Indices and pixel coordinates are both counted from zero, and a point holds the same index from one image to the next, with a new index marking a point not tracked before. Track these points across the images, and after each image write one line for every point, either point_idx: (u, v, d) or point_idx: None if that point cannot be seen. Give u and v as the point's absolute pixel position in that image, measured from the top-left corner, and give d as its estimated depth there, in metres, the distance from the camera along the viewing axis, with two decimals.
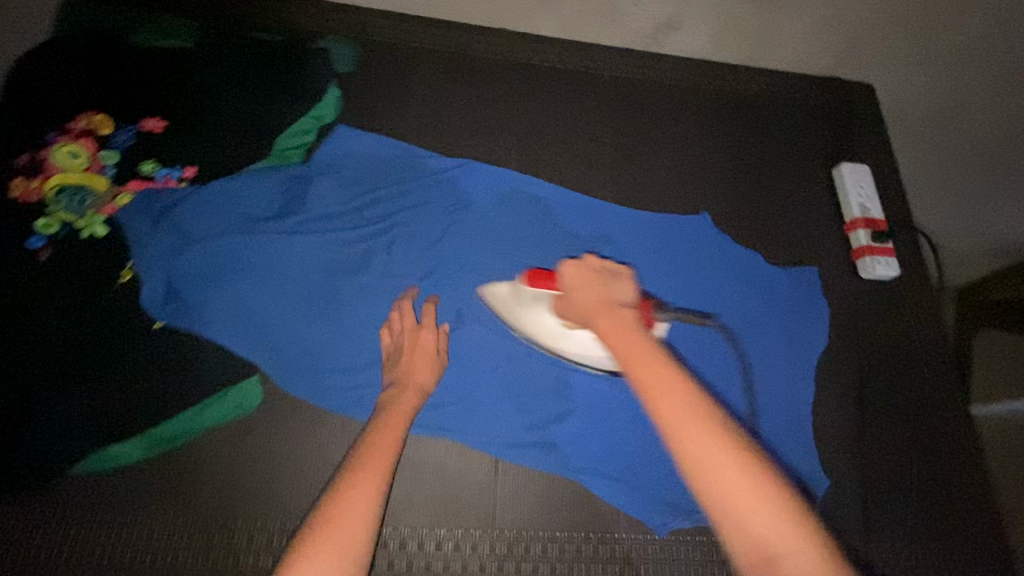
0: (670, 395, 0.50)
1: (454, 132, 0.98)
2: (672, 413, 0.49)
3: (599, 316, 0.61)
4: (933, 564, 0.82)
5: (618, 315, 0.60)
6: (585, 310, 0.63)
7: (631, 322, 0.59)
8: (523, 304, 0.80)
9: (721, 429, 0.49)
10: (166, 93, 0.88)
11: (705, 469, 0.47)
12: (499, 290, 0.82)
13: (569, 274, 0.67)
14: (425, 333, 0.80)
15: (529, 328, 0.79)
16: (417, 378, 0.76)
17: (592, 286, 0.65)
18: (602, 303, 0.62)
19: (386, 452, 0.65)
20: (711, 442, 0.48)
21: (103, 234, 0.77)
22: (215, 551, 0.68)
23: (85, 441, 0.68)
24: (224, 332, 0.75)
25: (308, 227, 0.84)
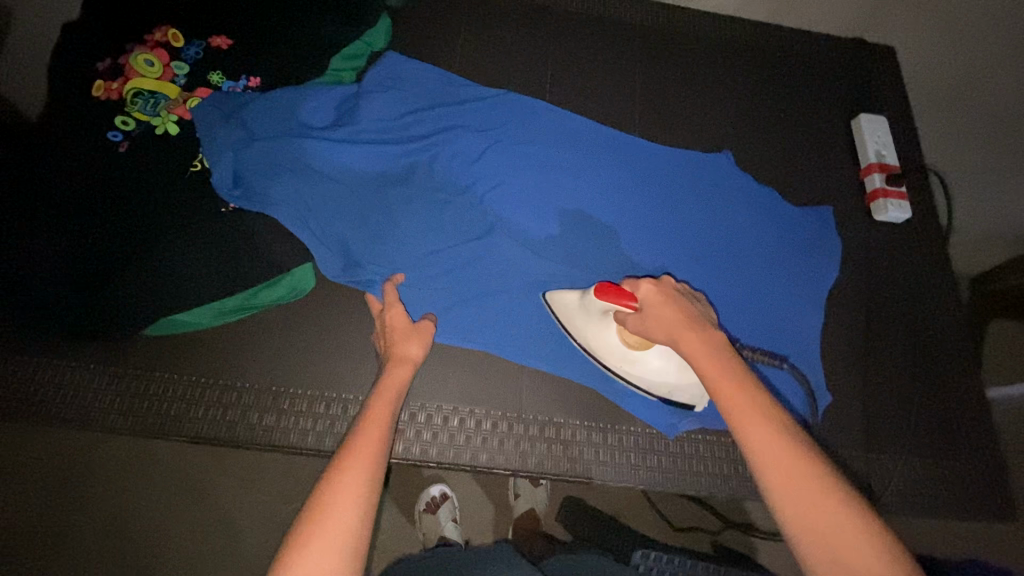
0: (763, 434, 0.52)
1: (493, 67, 1.03)
2: (769, 450, 0.52)
3: (685, 336, 0.61)
4: (927, 476, 0.90)
5: (705, 337, 0.61)
6: (666, 330, 0.63)
7: (724, 350, 0.60)
8: (587, 319, 0.78)
9: (819, 472, 0.51)
10: (232, 15, 0.96)
11: (811, 514, 0.49)
12: (567, 298, 0.81)
13: (649, 292, 0.66)
14: (394, 312, 0.80)
15: (593, 344, 0.77)
16: (402, 351, 0.76)
17: (672, 304, 0.65)
18: (687, 322, 0.63)
19: (373, 442, 0.60)
20: (810, 486, 0.50)
21: (175, 132, 0.85)
22: (276, 406, 0.78)
23: (167, 308, 0.78)
24: (283, 217, 0.82)
25: (358, 136, 0.91)
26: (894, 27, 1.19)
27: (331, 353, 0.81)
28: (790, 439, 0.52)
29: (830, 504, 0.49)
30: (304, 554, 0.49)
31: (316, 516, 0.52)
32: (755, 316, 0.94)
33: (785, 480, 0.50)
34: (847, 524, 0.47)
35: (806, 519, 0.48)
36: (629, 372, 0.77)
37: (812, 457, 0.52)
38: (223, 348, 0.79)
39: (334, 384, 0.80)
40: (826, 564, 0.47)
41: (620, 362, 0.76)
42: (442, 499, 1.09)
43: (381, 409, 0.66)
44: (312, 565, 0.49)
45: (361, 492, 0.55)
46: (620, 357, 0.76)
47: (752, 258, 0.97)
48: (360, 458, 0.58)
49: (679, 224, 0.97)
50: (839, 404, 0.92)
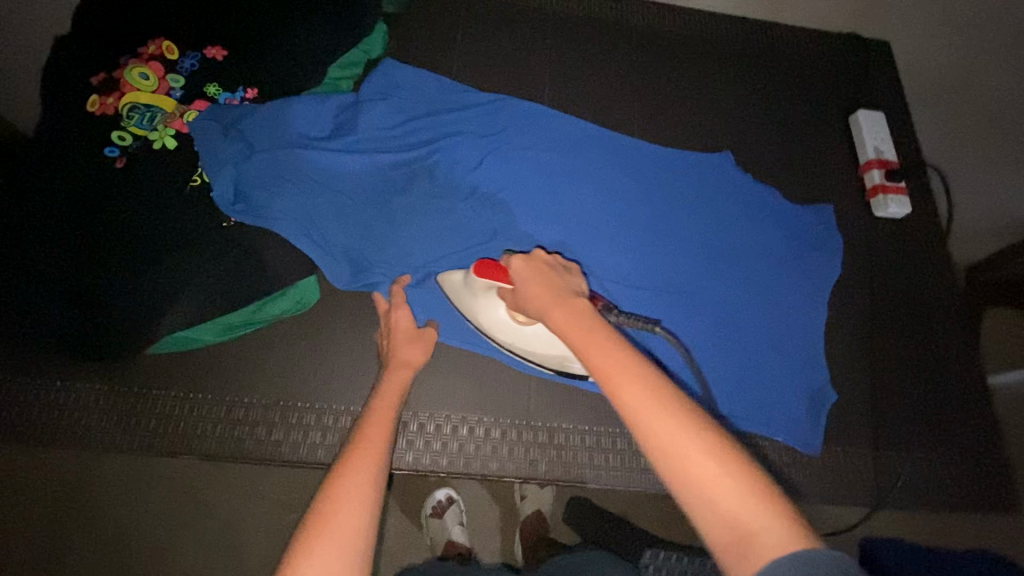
0: (629, 388, 0.44)
1: (491, 71, 1.03)
2: (641, 404, 0.43)
3: (551, 306, 0.54)
4: (933, 471, 0.90)
5: (569, 304, 0.54)
6: (535, 301, 0.57)
7: (586, 310, 0.53)
8: (474, 297, 0.77)
9: (687, 408, 0.43)
10: (227, 25, 0.95)
11: (682, 460, 0.40)
12: (454, 278, 0.80)
13: (520, 265, 0.61)
14: (399, 314, 0.78)
15: (485, 323, 0.77)
16: (403, 355, 0.75)
17: (535, 276, 0.59)
18: (551, 293, 0.56)
19: (376, 442, 0.58)
20: (676, 426, 0.41)
21: (173, 146, 0.84)
22: (284, 421, 0.78)
23: (167, 325, 0.77)
24: (285, 230, 0.82)
25: (358, 146, 0.90)
26: (889, 22, 1.19)
27: (338, 366, 0.81)
28: (663, 389, 0.44)
29: (710, 455, 0.40)
30: (311, 554, 0.46)
31: (320, 517, 0.49)
32: (759, 315, 0.94)
33: (660, 434, 0.41)
34: (718, 467, 0.39)
35: (677, 467, 0.40)
36: (521, 346, 0.77)
37: (691, 406, 0.43)
38: (229, 364, 0.79)
39: (342, 397, 0.79)
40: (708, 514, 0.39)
41: (512, 337, 0.76)
42: (448, 502, 1.10)
43: (382, 412, 0.64)
44: (319, 565, 0.45)
45: (368, 491, 0.52)
46: (510, 331, 0.75)
47: (756, 257, 0.97)
48: (364, 458, 0.56)
49: (681, 226, 0.97)
50: (844, 402, 0.92)
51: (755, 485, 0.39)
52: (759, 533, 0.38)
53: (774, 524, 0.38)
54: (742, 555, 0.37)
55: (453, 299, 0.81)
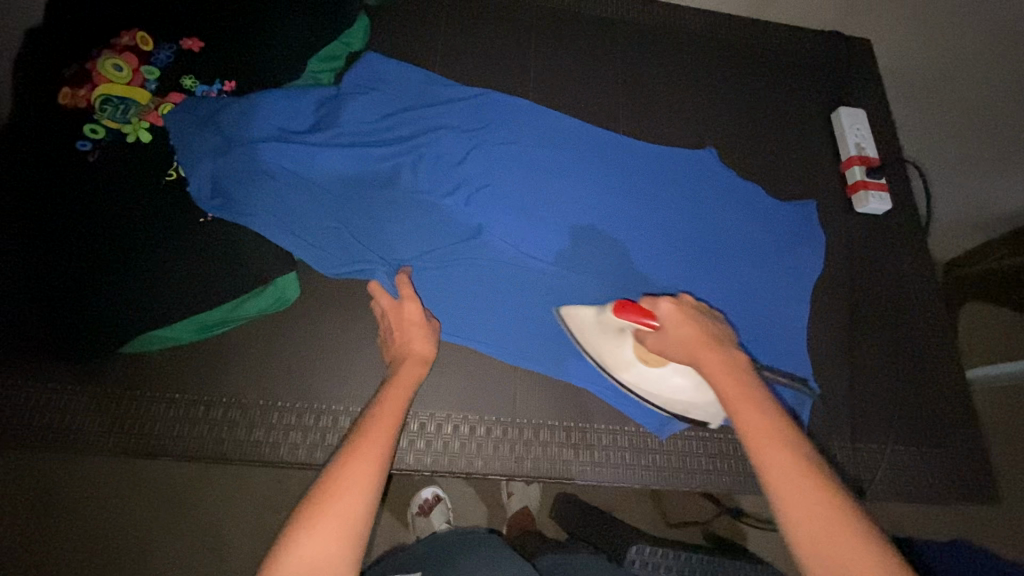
0: (779, 455, 0.50)
1: (474, 65, 1.02)
2: (787, 476, 0.49)
3: (701, 352, 0.60)
4: (913, 464, 0.92)
5: (723, 353, 0.60)
6: (681, 344, 0.63)
7: (742, 369, 0.58)
8: (603, 333, 0.77)
9: (832, 489, 0.48)
10: (205, 17, 0.93)
11: (821, 536, 0.46)
12: (581, 312, 0.80)
13: (667, 307, 0.64)
14: (409, 304, 0.78)
15: (608, 360, 0.78)
16: (417, 349, 0.74)
17: (687, 322, 0.63)
18: (704, 340, 0.61)
19: (383, 431, 0.60)
20: (818, 504, 0.47)
21: (148, 139, 0.82)
22: (263, 421, 0.76)
23: (140, 323, 0.74)
24: (265, 225, 0.80)
25: (340, 140, 0.88)
26: (869, 19, 1.20)
27: (320, 364, 0.79)
28: (817, 473, 0.49)
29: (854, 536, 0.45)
30: (309, 531, 0.49)
31: (322, 499, 0.52)
32: (743, 311, 0.94)
33: (798, 503, 0.47)
34: (859, 550, 0.44)
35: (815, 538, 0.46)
36: (645, 388, 0.77)
37: (836, 485, 0.49)
38: (208, 362, 0.77)
39: (324, 395, 0.78)
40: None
41: (637, 378, 0.77)
42: (434, 501, 1.08)
43: (394, 400, 0.65)
44: (315, 542, 0.49)
45: (370, 477, 0.54)
46: (639, 374, 0.76)
47: (740, 253, 0.97)
48: (371, 445, 0.57)
49: (667, 222, 0.97)
50: (826, 396, 0.93)
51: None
52: None
53: None
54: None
55: (577, 336, 0.81)
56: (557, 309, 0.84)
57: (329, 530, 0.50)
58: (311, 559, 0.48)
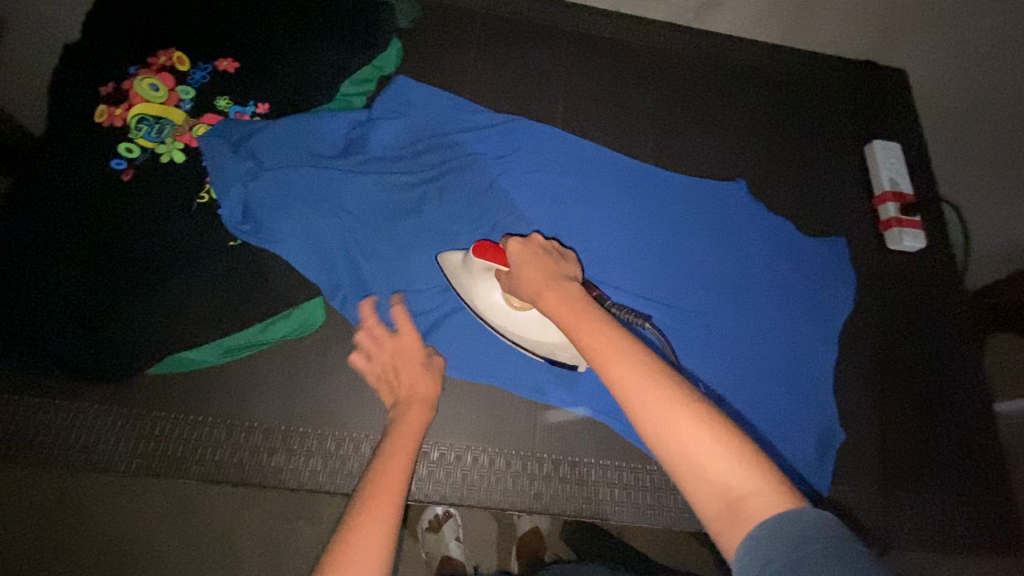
0: (622, 363, 0.47)
1: (503, 91, 1.02)
2: (626, 382, 0.46)
3: (543, 289, 0.57)
4: (944, 513, 0.89)
5: (560, 288, 0.57)
6: (529, 284, 0.60)
7: (576, 294, 0.56)
8: (472, 277, 0.76)
9: (667, 377, 0.46)
10: (239, 38, 0.93)
11: (663, 434, 0.44)
12: (453, 259, 0.80)
13: (515, 248, 0.63)
14: (404, 338, 0.78)
15: (477, 305, 0.76)
16: (419, 391, 0.75)
17: (529, 262, 0.61)
18: (544, 276, 0.59)
19: (392, 490, 0.60)
20: (666, 403, 0.45)
21: (181, 159, 0.83)
22: (281, 446, 0.76)
23: (166, 345, 0.75)
24: (292, 253, 0.80)
25: (368, 166, 0.89)
26: (905, 52, 1.18)
27: (342, 391, 0.79)
28: (648, 364, 0.47)
29: (688, 422, 0.44)
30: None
31: (331, 572, 0.52)
32: (768, 348, 0.92)
33: (637, 400, 0.45)
34: (703, 440, 0.43)
35: (659, 432, 0.44)
36: (514, 330, 0.76)
37: (666, 373, 0.47)
38: (233, 386, 0.78)
39: (344, 423, 0.78)
40: (688, 476, 0.43)
41: (505, 322, 0.76)
42: (446, 517, 1.07)
43: (400, 454, 0.66)
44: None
45: (382, 543, 0.55)
46: (504, 315, 0.76)
47: (766, 288, 0.95)
48: (374, 521, 0.56)
49: (692, 255, 0.95)
50: (855, 439, 0.90)
51: (738, 445, 0.44)
52: (740, 493, 0.42)
53: (755, 484, 0.42)
54: (721, 509, 0.42)
55: (452, 280, 0.80)
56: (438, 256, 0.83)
57: None
58: None
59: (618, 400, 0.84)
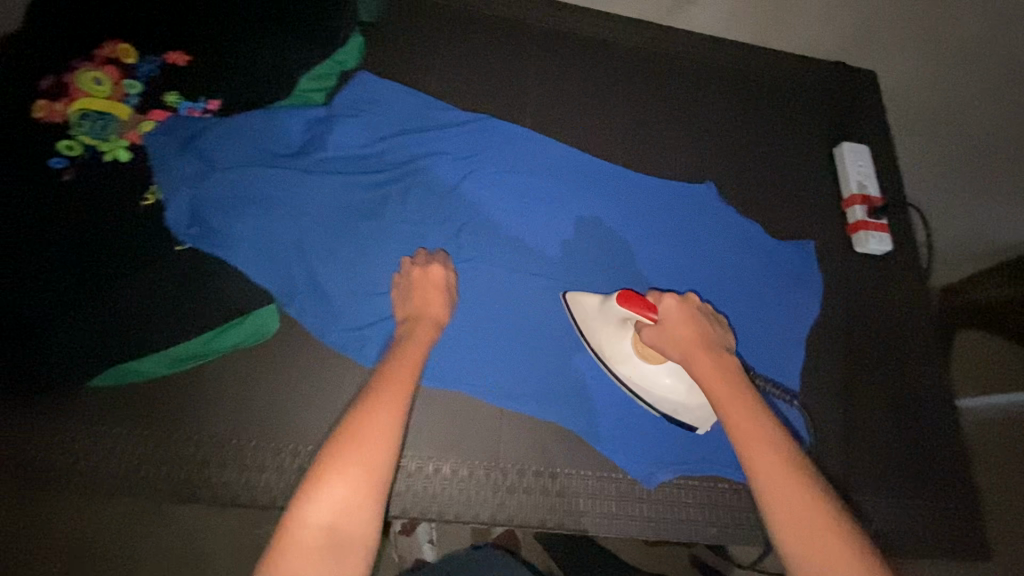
0: (766, 455, 0.57)
1: (471, 89, 0.99)
2: (777, 486, 0.55)
3: (697, 354, 0.65)
4: (905, 517, 0.89)
5: (717, 356, 0.65)
6: (681, 345, 0.66)
7: (737, 377, 0.63)
8: (605, 323, 0.77)
9: (823, 501, 0.55)
10: (190, 29, 0.89)
11: (814, 547, 0.52)
12: (588, 301, 0.81)
13: (671, 306, 0.68)
14: (435, 268, 0.79)
15: (606, 352, 0.77)
16: (431, 311, 0.75)
17: (687, 324, 0.67)
18: (702, 345, 0.65)
19: (404, 385, 0.63)
20: (815, 521, 0.53)
21: (125, 158, 0.79)
22: (230, 465, 0.71)
23: (104, 357, 0.71)
24: (243, 258, 0.76)
25: (327, 165, 0.85)
26: (875, 54, 1.18)
27: (295, 404, 0.75)
28: (806, 481, 0.56)
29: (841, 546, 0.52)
30: (340, 476, 0.54)
31: (348, 442, 0.56)
32: (737, 354, 0.91)
33: (789, 510, 0.54)
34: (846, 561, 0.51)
35: (805, 541, 0.53)
36: (639, 384, 0.75)
37: (822, 494, 0.55)
38: (181, 401, 0.73)
39: (298, 436, 0.74)
40: None
41: (632, 373, 0.75)
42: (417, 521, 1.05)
43: (413, 358, 0.67)
44: (345, 485, 0.54)
45: (392, 429, 0.58)
46: (633, 368, 0.75)
47: (735, 293, 0.95)
48: (389, 403, 0.60)
49: (661, 260, 0.94)
50: (821, 445, 0.90)
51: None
52: None
53: None
54: None
55: (578, 322, 0.82)
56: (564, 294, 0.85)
57: (358, 477, 0.54)
58: (338, 501, 0.53)
59: (581, 407, 0.82)
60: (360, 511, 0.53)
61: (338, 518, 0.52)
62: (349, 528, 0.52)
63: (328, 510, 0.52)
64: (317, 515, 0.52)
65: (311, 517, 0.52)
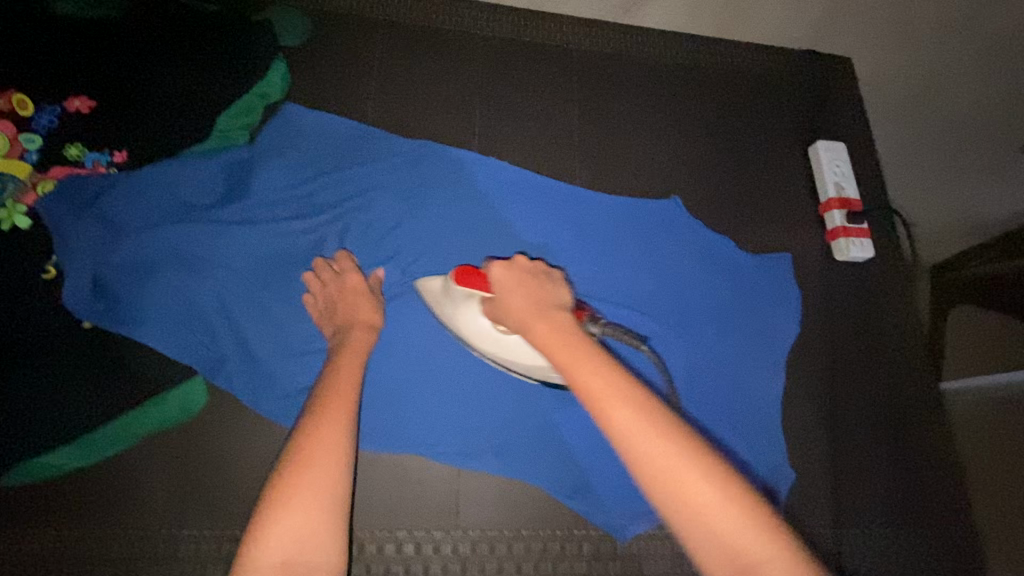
0: (623, 413, 0.48)
1: (412, 113, 0.91)
2: (630, 430, 0.48)
3: (534, 321, 0.58)
4: (898, 546, 0.84)
5: (551, 319, 0.58)
6: (517, 313, 0.60)
7: (567, 328, 0.57)
8: (454, 305, 0.73)
9: (680, 434, 0.48)
10: (93, 71, 0.81)
11: (669, 481, 0.46)
12: (432, 286, 0.76)
13: (500, 272, 0.64)
14: (350, 274, 0.75)
15: (464, 333, 0.72)
16: (362, 316, 0.72)
17: (520, 288, 0.62)
18: (533, 306, 0.60)
19: (347, 396, 0.61)
20: (667, 457, 0.46)
21: (24, 225, 0.71)
22: (159, 562, 0.65)
23: (15, 451, 0.65)
24: (156, 332, 0.69)
25: (249, 215, 0.78)
26: (850, 38, 1.10)
27: (226, 488, 0.68)
28: (653, 416, 0.48)
29: (694, 472, 0.46)
30: (290, 508, 0.51)
31: (294, 470, 0.53)
32: (712, 385, 0.85)
33: (642, 456, 0.47)
34: (710, 494, 0.45)
35: (660, 478, 0.46)
36: (503, 357, 0.71)
37: (672, 423, 0.49)
38: (100, 495, 0.66)
39: (232, 523, 0.67)
40: (691, 528, 0.45)
41: (495, 348, 0.71)
42: None
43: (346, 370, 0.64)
44: (298, 517, 0.51)
45: (339, 446, 0.56)
46: (492, 341, 0.71)
47: (707, 316, 0.88)
48: (331, 420, 0.57)
49: (626, 287, 0.87)
50: (805, 474, 0.85)
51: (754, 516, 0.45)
52: (753, 554, 0.44)
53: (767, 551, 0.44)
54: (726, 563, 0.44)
55: (432, 309, 0.76)
56: (415, 282, 0.79)
57: (308, 511, 0.51)
58: (289, 535, 0.50)
59: (546, 459, 0.76)
60: (316, 540, 0.50)
61: (294, 551, 0.49)
62: (307, 559, 0.50)
63: (277, 543, 0.49)
64: (270, 551, 0.49)
65: (260, 553, 0.49)
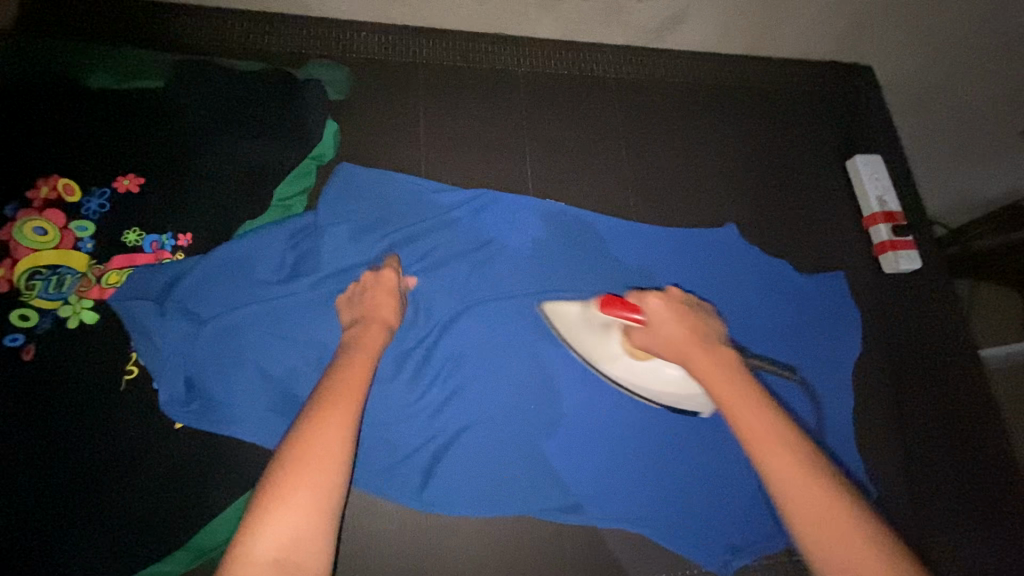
0: (778, 456, 0.59)
1: (465, 160, 0.89)
2: (787, 477, 0.58)
3: (693, 350, 0.68)
4: (981, 549, 0.87)
5: (717, 354, 0.68)
6: (676, 344, 0.69)
7: (732, 363, 0.68)
8: (592, 330, 0.78)
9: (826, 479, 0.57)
10: (138, 146, 0.77)
11: (790, 487, 0.57)
12: (568, 310, 0.81)
13: (658, 303, 0.71)
14: (385, 271, 0.76)
15: (595, 356, 0.78)
16: (382, 314, 0.71)
17: (678, 319, 0.71)
18: (693, 340, 0.69)
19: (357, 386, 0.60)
20: (824, 500, 0.56)
21: (93, 321, 0.69)
22: None
23: (121, 564, 0.62)
24: (251, 424, 0.67)
25: (323, 287, 0.75)
26: (872, 49, 1.12)
27: None
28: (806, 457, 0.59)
29: (842, 503, 0.56)
30: (280, 510, 0.49)
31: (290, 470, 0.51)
32: (790, 409, 0.87)
33: (791, 487, 0.57)
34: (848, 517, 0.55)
35: (808, 511, 0.56)
36: (632, 382, 0.77)
37: (819, 465, 0.59)
38: None
39: None
40: (819, 549, 0.54)
41: (626, 373, 0.77)
42: None
43: (359, 365, 0.64)
44: (290, 521, 0.49)
45: (339, 443, 0.54)
46: (627, 367, 0.76)
47: (776, 342, 0.90)
48: (342, 406, 0.57)
49: None
50: (883, 489, 0.87)
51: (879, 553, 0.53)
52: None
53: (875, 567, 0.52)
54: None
55: (564, 334, 0.80)
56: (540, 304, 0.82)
57: (307, 504, 0.50)
58: (280, 536, 0.48)
59: (646, 506, 0.77)
60: (316, 540, 0.49)
61: (286, 553, 0.48)
62: (298, 560, 0.48)
63: (274, 539, 0.48)
64: (264, 549, 0.47)
65: (257, 549, 0.47)
